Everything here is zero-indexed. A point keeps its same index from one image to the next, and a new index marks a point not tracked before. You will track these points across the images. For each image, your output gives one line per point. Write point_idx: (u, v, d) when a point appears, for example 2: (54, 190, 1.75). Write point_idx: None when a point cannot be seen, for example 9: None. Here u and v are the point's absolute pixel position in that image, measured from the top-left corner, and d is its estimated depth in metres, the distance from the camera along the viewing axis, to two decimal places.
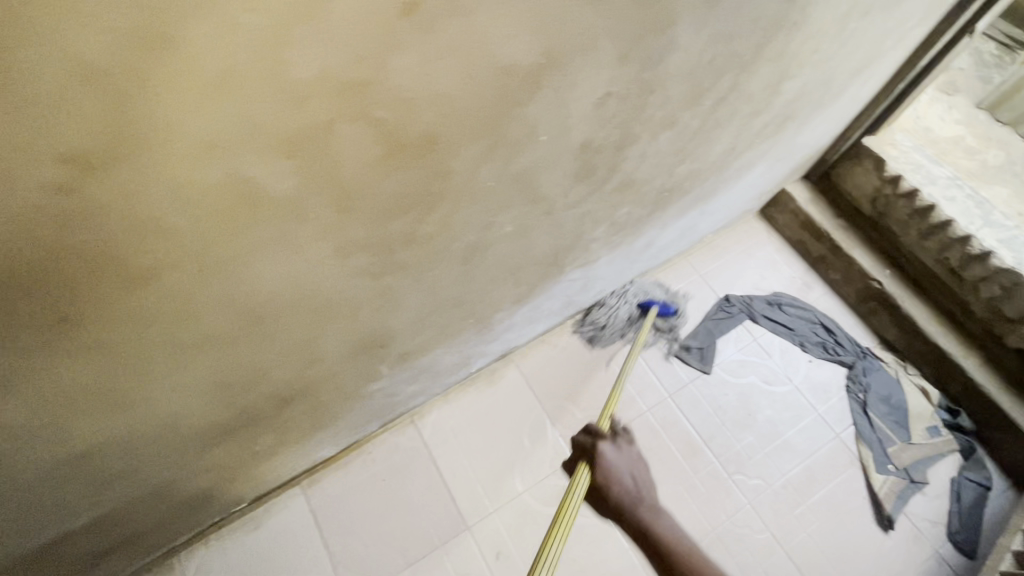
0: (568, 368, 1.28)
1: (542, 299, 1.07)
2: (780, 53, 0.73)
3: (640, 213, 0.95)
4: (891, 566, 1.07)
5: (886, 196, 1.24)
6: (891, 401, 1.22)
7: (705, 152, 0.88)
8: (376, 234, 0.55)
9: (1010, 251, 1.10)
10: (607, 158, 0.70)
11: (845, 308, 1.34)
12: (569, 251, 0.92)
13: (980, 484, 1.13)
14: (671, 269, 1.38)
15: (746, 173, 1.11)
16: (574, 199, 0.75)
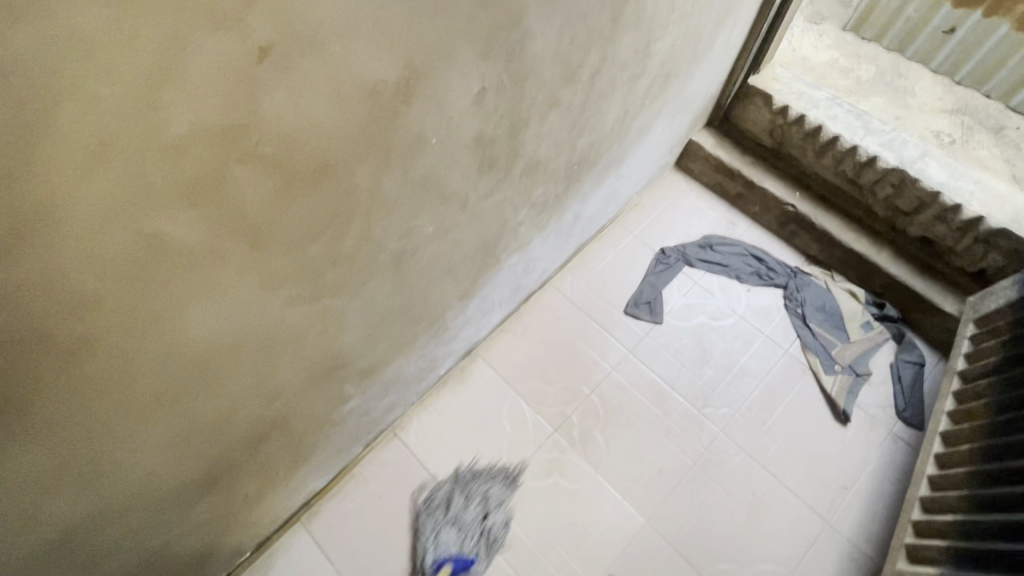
0: (532, 349, 1.33)
1: (488, 290, 1.12)
2: (637, 20, 0.79)
3: (557, 188, 1.01)
4: (856, 455, 1.18)
5: (779, 126, 1.34)
6: (826, 309, 1.32)
7: (600, 120, 0.95)
8: (298, 262, 0.59)
9: (892, 153, 1.21)
10: (504, 146, 0.75)
11: (768, 236, 1.44)
12: (499, 240, 0.98)
13: (916, 363, 1.25)
14: (606, 236, 1.46)
15: (649, 132, 1.19)
16: (485, 189, 0.80)
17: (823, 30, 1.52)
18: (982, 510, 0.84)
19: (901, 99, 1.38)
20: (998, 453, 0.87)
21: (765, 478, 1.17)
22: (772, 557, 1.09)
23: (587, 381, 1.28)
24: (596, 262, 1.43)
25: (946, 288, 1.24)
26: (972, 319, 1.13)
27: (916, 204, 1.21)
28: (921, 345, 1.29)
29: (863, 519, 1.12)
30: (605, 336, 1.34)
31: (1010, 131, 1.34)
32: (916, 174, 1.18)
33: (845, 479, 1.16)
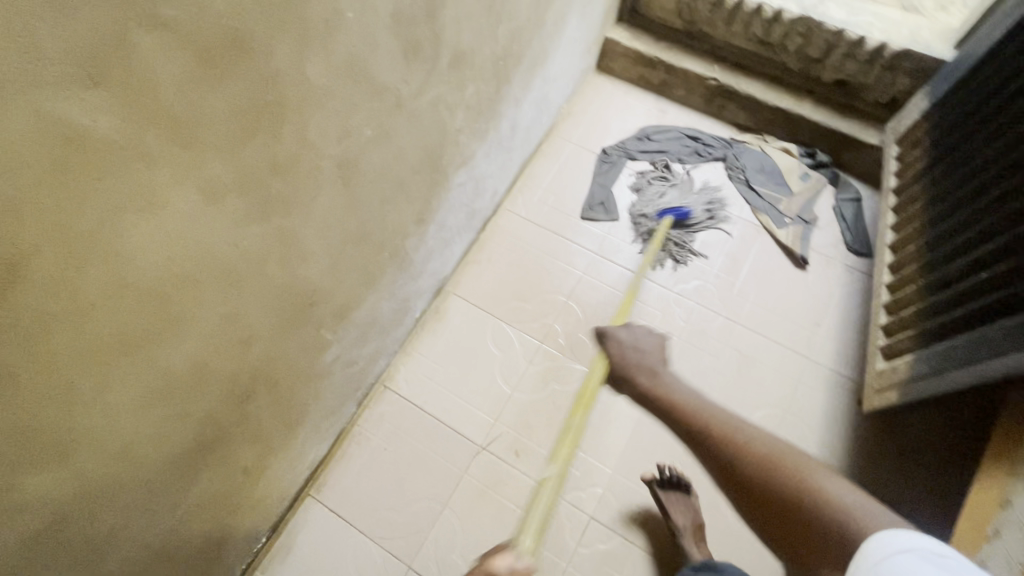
0: (501, 272, 1.32)
1: (443, 213, 1.10)
2: None
3: (488, 88, 0.98)
4: (819, 293, 1.25)
5: (686, 4, 1.37)
6: (766, 170, 1.38)
7: (516, 6, 0.93)
8: (236, 166, 0.55)
9: (795, 4, 1.26)
10: (425, 28, 0.72)
11: (698, 116, 1.47)
12: (443, 151, 0.95)
13: (854, 199, 1.33)
14: (546, 150, 1.45)
15: (564, 26, 1.17)
16: (416, 82, 0.76)
17: None
18: (938, 291, 0.90)
19: None
20: (941, 240, 0.94)
21: (746, 335, 1.22)
22: (768, 401, 1.15)
23: (561, 290, 1.30)
24: (542, 177, 1.43)
25: (866, 122, 1.31)
26: (894, 140, 1.20)
27: (825, 48, 1.27)
28: (854, 183, 1.37)
29: (838, 347, 1.20)
30: (568, 244, 1.35)
31: None
32: (820, 18, 1.23)
33: (815, 317, 1.23)
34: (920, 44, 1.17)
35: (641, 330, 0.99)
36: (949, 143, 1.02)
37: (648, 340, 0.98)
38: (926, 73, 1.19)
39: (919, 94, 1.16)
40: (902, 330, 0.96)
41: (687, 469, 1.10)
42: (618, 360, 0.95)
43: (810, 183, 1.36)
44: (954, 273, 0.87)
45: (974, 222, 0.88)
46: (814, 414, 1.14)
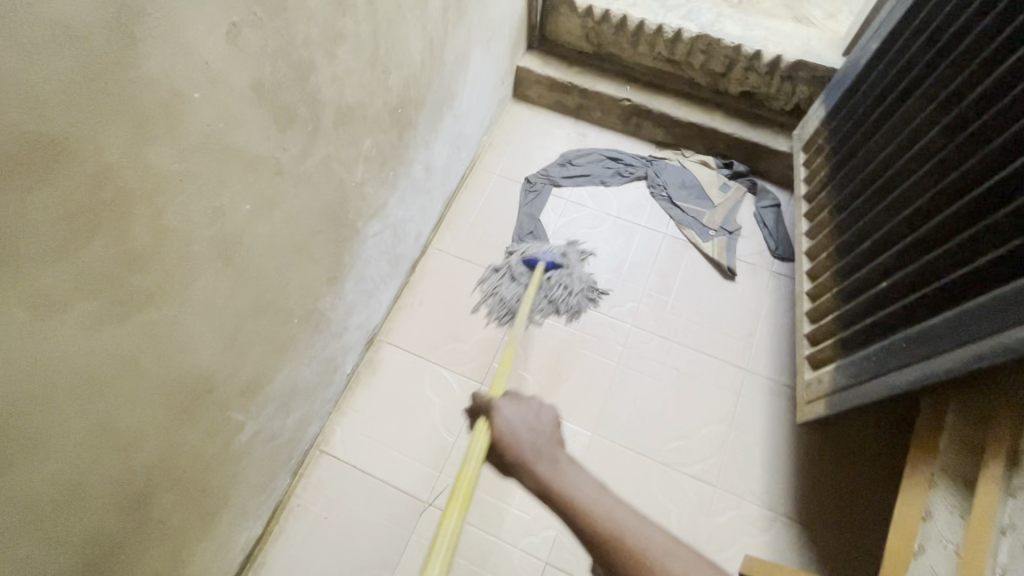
0: (434, 314, 1.28)
1: (360, 266, 1.05)
2: None
3: (387, 137, 0.95)
4: (749, 302, 1.27)
5: (591, 28, 1.37)
6: (687, 184, 1.40)
7: (406, 53, 0.91)
8: (78, 272, 0.50)
9: (693, 23, 1.28)
10: (296, 92, 0.68)
11: (617, 136, 1.48)
12: (347, 208, 0.91)
13: (773, 205, 1.36)
14: (470, 184, 1.43)
15: (467, 63, 1.16)
16: (297, 147, 0.72)
17: None
18: (851, 299, 0.92)
19: None
20: (849, 247, 0.95)
21: (683, 352, 1.22)
22: (712, 419, 1.15)
23: (497, 327, 1.27)
24: (469, 212, 1.40)
25: (775, 130, 1.35)
26: (801, 147, 1.22)
27: (727, 63, 1.29)
28: (772, 189, 1.40)
29: (773, 355, 1.21)
30: (501, 279, 1.32)
31: None
32: (718, 35, 1.26)
33: (748, 326, 1.24)
34: (812, 54, 1.22)
35: (519, 408, 0.72)
36: (846, 149, 1.03)
37: (530, 423, 0.70)
38: (822, 81, 1.23)
39: (817, 100, 1.19)
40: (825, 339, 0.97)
41: (637, 500, 1.08)
42: (504, 428, 0.70)
43: (731, 193, 1.39)
44: (861, 282, 0.88)
45: (873, 229, 0.89)
46: (756, 426, 1.14)
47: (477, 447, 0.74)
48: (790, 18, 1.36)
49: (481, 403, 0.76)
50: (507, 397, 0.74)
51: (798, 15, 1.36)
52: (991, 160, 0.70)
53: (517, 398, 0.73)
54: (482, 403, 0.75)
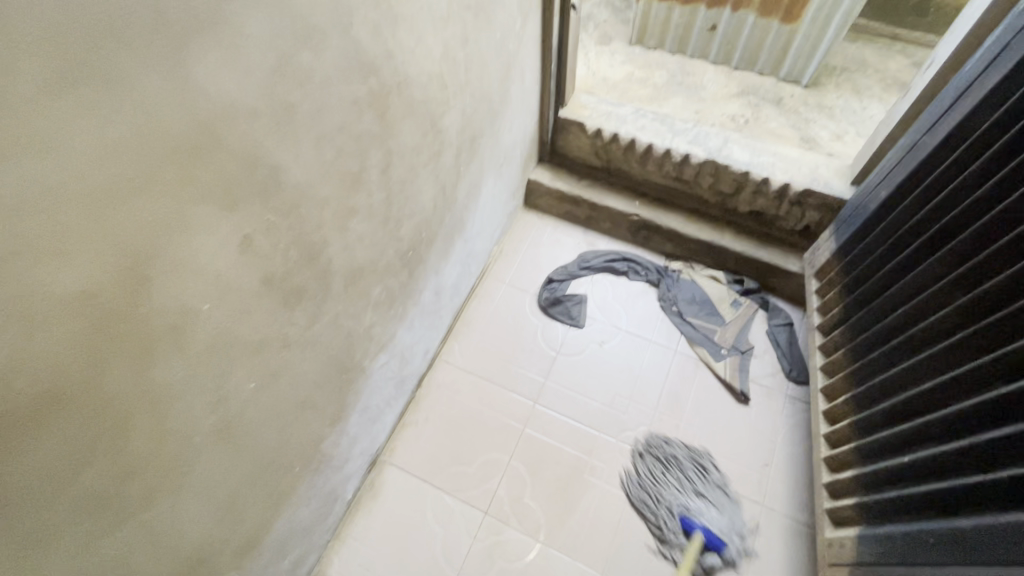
0: (440, 432, 1.26)
1: (365, 399, 1.04)
2: (409, 107, 0.78)
3: (397, 280, 0.96)
4: (765, 429, 1.22)
5: (601, 147, 1.41)
6: (698, 299, 1.39)
7: (418, 203, 0.93)
8: (74, 500, 0.49)
9: (700, 147, 1.31)
10: (306, 273, 0.70)
11: (626, 247, 1.50)
12: (355, 353, 0.92)
13: (786, 324, 1.34)
14: (480, 293, 1.44)
15: (479, 192, 1.19)
16: (305, 317, 0.73)
17: (614, 49, 1.67)
18: (872, 459, 0.88)
19: (694, 94, 1.52)
20: (868, 400, 0.92)
21: (696, 484, 1.17)
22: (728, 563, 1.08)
23: (503, 448, 1.23)
24: (477, 322, 1.40)
25: (785, 250, 1.35)
26: (812, 273, 1.21)
27: (735, 186, 1.31)
28: (784, 306, 1.39)
29: (791, 489, 1.15)
30: (508, 395, 1.30)
31: (787, 100, 1.50)
32: (725, 160, 1.28)
33: (764, 456, 1.19)
34: (819, 182, 1.23)
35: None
36: (860, 292, 1.01)
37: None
38: (831, 207, 1.23)
39: (827, 230, 1.18)
40: (845, 494, 0.93)
41: None
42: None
43: (742, 310, 1.38)
44: (883, 445, 0.84)
45: (894, 391, 0.85)
46: (776, 572, 1.07)
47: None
48: (797, 139, 1.40)
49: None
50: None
51: (804, 136, 1.40)
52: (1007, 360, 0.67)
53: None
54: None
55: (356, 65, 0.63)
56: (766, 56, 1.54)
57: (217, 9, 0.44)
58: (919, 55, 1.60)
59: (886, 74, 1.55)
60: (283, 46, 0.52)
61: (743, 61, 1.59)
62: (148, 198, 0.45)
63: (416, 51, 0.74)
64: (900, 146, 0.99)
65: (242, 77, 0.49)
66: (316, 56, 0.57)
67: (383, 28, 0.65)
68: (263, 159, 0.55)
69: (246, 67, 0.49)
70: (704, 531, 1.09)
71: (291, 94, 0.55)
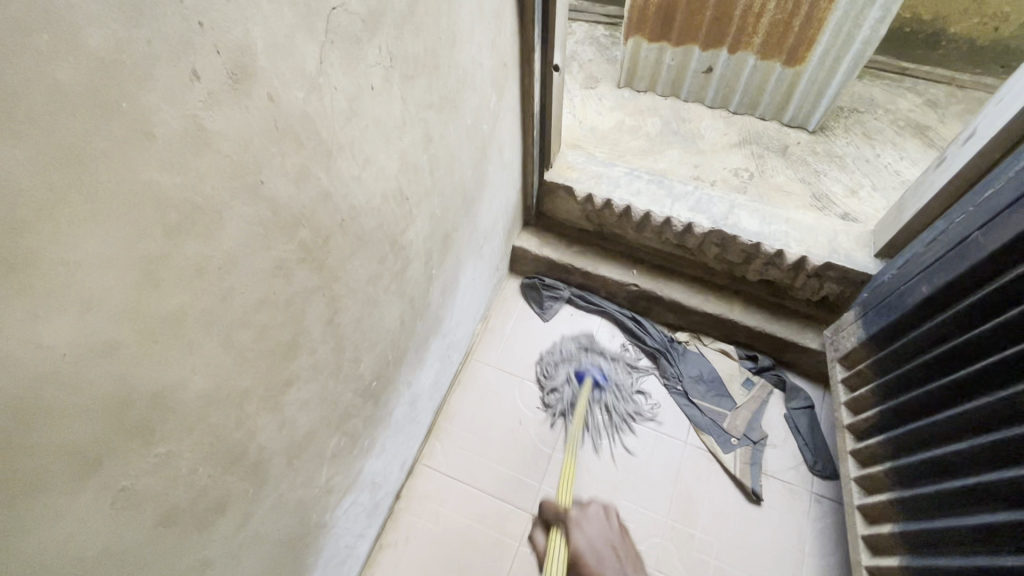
0: (423, 554, 1.09)
1: (331, 547, 0.88)
2: (359, 239, 0.62)
3: (359, 418, 0.80)
4: (790, 535, 1.08)
5: (592, 213, 1.26)
6: (705, 378, 1.25)
7: (382, 331, 0.77)
8: None
9: (704, 215, 1.17)
10: (228, 479, 0.54)
11: (626, 314, 1.34)
12: (310, 517, 0.75)
13: (806, 407, 1.20)
14: (463, 378, 1.29)
15: (457, 283, 1.04)
16: (232, 525, 0.57)
17: (601, 94, 1.53)
18: None
19: (692, 145, 1.39)
20: (922, 541, 0.78)
21: None
22: None
23: (495, 572, 1.07)
24: (461, 414, 1.25)
25: (801, 324, 1.21)
26: (836, 358, 1.07)
27: (745, 256, 1.17)
28: (803, 384, 1.25)
29: None
30: (499, 505, 1.14)
31: (793, 148, 1.37)
32: (733, 230, 1.14)
33: (791, 570, 1.05)
34: (839, 254, 1.09)
35: (593, 524, 0.88)
36: (901, 400, 0.87)
37: (607, 539, 0.86)
38: (854, 281, 1.09)
39: (853, 312, 1.04)
40: None
41: None
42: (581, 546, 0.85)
43: (757, 390, 1.24)
44: None
45: (960, 544, 0.71)
46: None
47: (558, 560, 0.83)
48: (808, 197, 1.26)
49: (552, 514, 0.90)
50: (580, 513, 0.90)
51: (815, 192, 1.27)
52: None
53: (586, 509, 0.91)
54: (553, 512, 0.90)
55: (276, 225, 0.47)
56: (768, 100, 1.41)
57: (17, 252, 0.29)
58: (932, 91, 1.47)
59: (897, 114, 1.42)
60: (149, 253, 0.36)
61: (742, 105, 1.45)
62: None
63: (361, 176, 0.58)
64: (941, 235, 0.85)
65: (84, 315, 0.33)
66: (211, 241, 0.41)
67: (310, 168, 0.50)
68: (136, 394, 0.39)
69: (86, 303, 0.33)
70: (594, 376, 1.24)
71: (172, 301, 0.39)
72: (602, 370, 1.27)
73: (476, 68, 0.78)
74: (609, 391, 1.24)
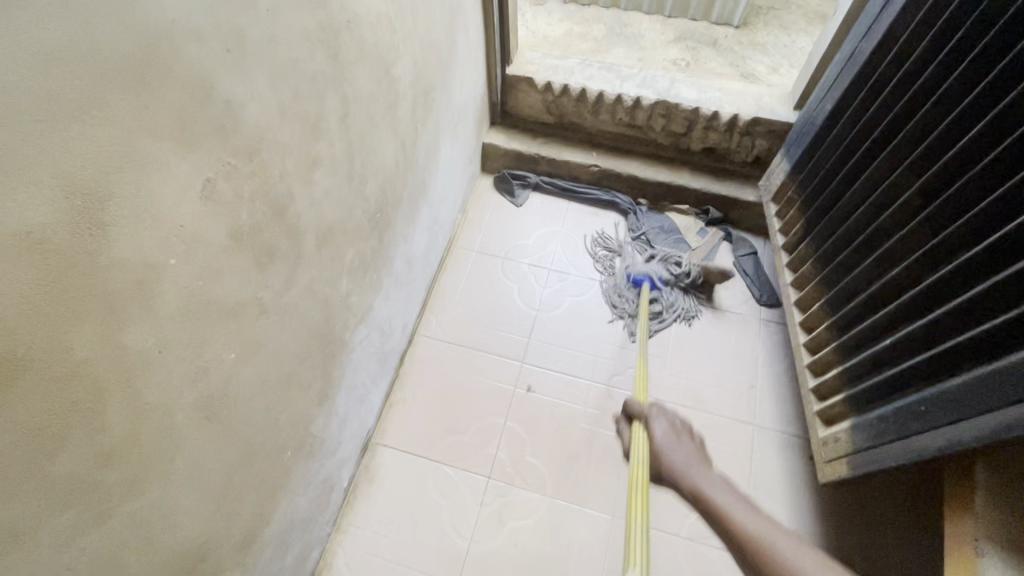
0: (429, 405, 1.22)
1: (351, 376, 1.00)
2: (361, 49, 0.74)
3: (367, 245, 0.92)
4: (745, 353, 1.26)
5: (552, 102, 1.41)
6: (665, 228, 1.42)
7: (381, 163, 0.89)
8: (51, 489, 0.43)
9: (650, 90, 1.33)
10: (276, 231, 0.65)
11: (593, 189, 1.49)
12: (335, 324, 0.87)
13: (751, 253, 1.38)
14: (450, 261, 1.41)
15: (438, 153, 1.16)
16: (278, 281, 0.68)
17: (549, 9, 1.67)
18: (854, 352, 0.91)
19: (634, 43, 1.54)
20: (840, 298, 0.96)
21: (689, 416, 1.20)
22: (731, 482, 1.11)
23: (496, 411, 1.21)
24: (451, 289, 1.37)
25: (740, 182, 1.39)
26: (770, 198, 1.25)
27: (687, 124, 1.33)
28: (748, 237, 1.43)
29: (778, 406, 1.20)
30: (494, 359, 1.28)
31: (722, 41, 1.55)
32: (675, 99, 1.30)
33: (747, 378, 1.23)
34: (765, 109, 1.27)
35: (665, 419, 0.92)
36: (822, 202, 1.05)
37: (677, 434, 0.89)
38: (779, 133, 1.28)
39: (781, 153, 1.22)
40: (832, 392, 0.96)
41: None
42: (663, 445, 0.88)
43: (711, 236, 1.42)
44: (866, 336, 0.87)
45: (869, 283, 0.90)
46: (777, 484, 1.11)
47: (641, 439, 0.90)
48: (737, 75, 1.44)
49: (635, 410, 0.95)
50: (658, 410, 0.94)
51: (743, 71, 1.45)
52: (980, 219, 0.70)
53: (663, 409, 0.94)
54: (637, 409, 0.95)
55: None
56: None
57: None
58: None
59: (807, 9, 1.63)
60: None
61: (675, 9, 1.62)
62: (96, 129, 0.40)
63: None
64: (839, 58, 1.02)
65: None
66: None
67: None
68: (216, 94, 0.50)
69: None
70: (650, 282, 1.33)
71: (236, 20, 0.51)
72: (658, 275, 1.35)
73: None
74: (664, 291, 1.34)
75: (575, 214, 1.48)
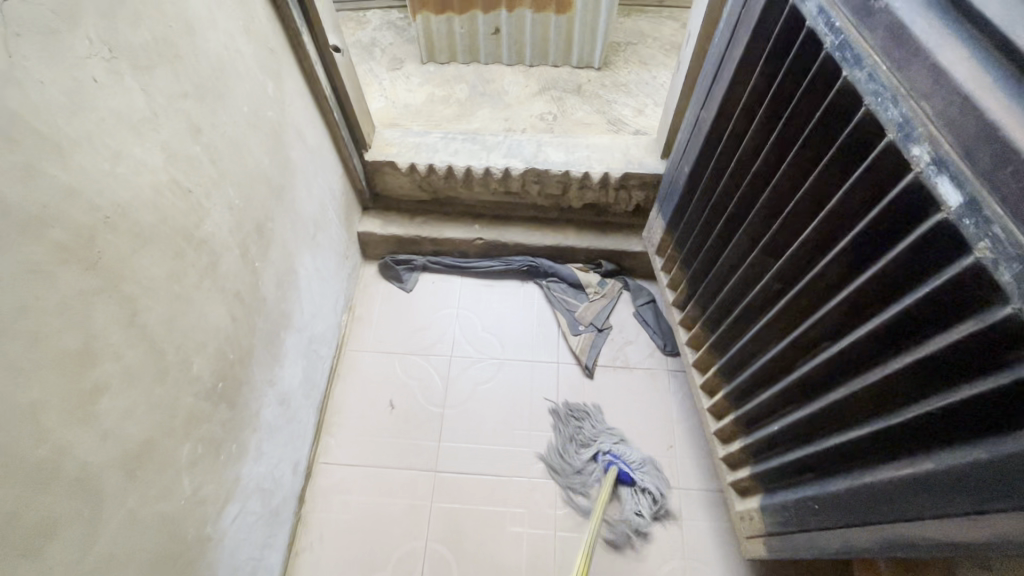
0: (340, 544, 1.10)
1: (229, 561, 0.87)
2: (139, 234, 0.62)
3: (214, 423, 0.79)
4: (658, 411, 1.24)
5: (422, 181, 1.33)
6: (563, 282, 1.39)
7: (211, 330, 0.78)
8: None
9: (517, 158, 1.27)
10: (50, 498, 0.52)
11: (483, 261, 1.42)
12: (186, 531, 0.74)
13: (648, 301, 1.37)
14: (343, 369, 1.30)
15: (297, 274, 1.04)
16: (74, 547, 0.55)
17: (408, 73, 1.58)
18: (751, 426, 0.89)
19: (499, 101, 1.49)
20: (730, 369, 0.94)
21: (614, 493, 1.15)
22: (666, 559, 1.08)
23: (416, 533, 1.11)
24: (347, 401, 1.26)
25: (626, 233, 1.37)
26: (654, 252, 1.22)
27: (562, 186, 1.30)
28: (643, 283, 1.42)
29: (697, 462, 1.18)
30: (405, 473, 1.18)
31: (586, 86, 1.53)
32: (544, 165, 1.26)
33: (664, 437, 1.21)
34: (634, 163, 1.25)
35: None
36: (695, 267, 1.02)
37: None
38: (651, 184, 1.26)
39: (655, 207, 1.20)
40: (740, 464, 0.94)
41: None
42: None
43: (608, 287, 1.39)
44: (758, 414, 0.85)
45: (748, 358, 0.87)
46: (709, 549, 1.09)
47: None
48: (604, 124, 1.43)
49: None
50: None
51: (610, 118, 1.44)
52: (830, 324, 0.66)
53: None
54: None
55: (11, 227, 0.47)
56: (554, 47, 1.55)
57: None
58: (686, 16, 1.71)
59: (663, 40, 1.64)
60: None
61: (535, 58, 1.58)
62: None
63: (115, 171, 0.58)
64: (687, 120, 1.00)
65: None
66: None
67: (38, 166, 0.49)
68: None
69: None
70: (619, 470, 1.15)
71: None
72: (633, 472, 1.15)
73: (233, 54, 0.79)
74: (637, 489, 1.14)
75: (470, 289, 1.41)
